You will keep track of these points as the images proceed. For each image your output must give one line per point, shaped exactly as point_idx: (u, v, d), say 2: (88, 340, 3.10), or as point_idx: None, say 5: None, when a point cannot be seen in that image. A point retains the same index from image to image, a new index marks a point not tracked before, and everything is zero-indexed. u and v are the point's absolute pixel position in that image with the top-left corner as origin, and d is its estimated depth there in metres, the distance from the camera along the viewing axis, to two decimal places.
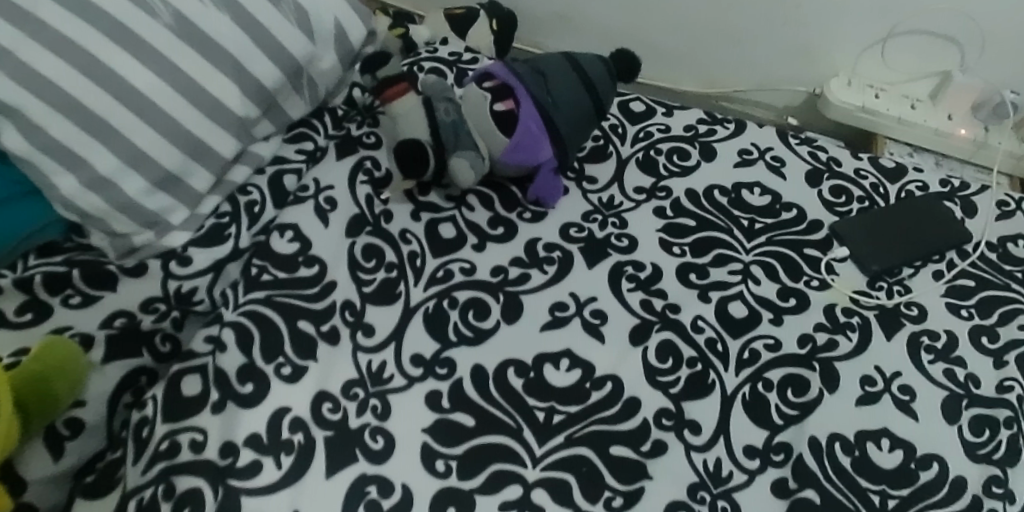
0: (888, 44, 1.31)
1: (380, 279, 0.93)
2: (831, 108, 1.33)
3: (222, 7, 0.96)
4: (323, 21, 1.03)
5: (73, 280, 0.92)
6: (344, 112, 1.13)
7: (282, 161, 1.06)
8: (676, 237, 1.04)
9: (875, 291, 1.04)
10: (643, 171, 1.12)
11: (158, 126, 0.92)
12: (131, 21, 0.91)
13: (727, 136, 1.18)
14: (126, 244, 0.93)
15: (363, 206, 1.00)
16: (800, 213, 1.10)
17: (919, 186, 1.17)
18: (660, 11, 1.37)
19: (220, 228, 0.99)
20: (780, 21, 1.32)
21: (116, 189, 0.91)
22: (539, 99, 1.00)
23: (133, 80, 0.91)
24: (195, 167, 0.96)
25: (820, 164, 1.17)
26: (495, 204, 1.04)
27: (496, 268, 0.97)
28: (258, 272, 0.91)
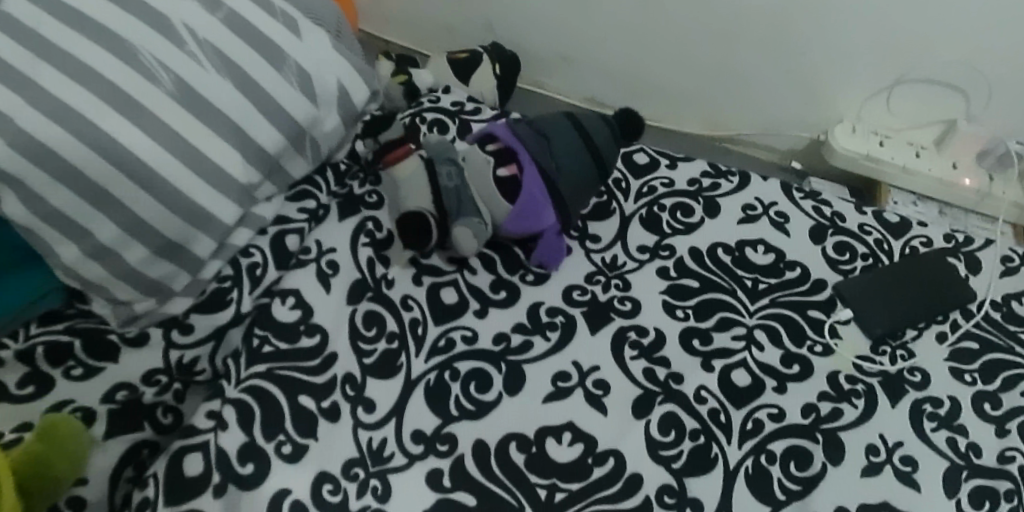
0: (894, 92, 1.30)
1: (381, 349, 0.94)
2: (836, 155, 1.33)
3: (225, 73, 0.95)
4: (325, 84, 1.02)
5: (74, 350, 0.93)
6: (346, 167, 1.14)
7: (284, 221, 1.05)
8: (679, 299, 1.04)
9: (878, 356, 1.03)
10: (647, 229, 1.11)
11: (161, 196, 0.91)
12: (133, 89, 0.90)
13: (731, 190, 1.18)
14: (127, 312, 0.94)
15: (364, 270, 0.99)
16: (803, 272, 1.10)
17: (924, 241, 1.17)
18: (664, 55, 1.36)
19: (221, 292, 0.99)
20: (786, 67, 1.32)
21: (118, 259, 0.92)
22: (543, 163, 1.00)
23: (133, 149, 0.89)
24: (196, 234, 0.94)
25: (824, 219, 1.16)
26: (497, 266, 1.04)
27: (499, 336, 0.97)
28: (259, 344, 0.89)
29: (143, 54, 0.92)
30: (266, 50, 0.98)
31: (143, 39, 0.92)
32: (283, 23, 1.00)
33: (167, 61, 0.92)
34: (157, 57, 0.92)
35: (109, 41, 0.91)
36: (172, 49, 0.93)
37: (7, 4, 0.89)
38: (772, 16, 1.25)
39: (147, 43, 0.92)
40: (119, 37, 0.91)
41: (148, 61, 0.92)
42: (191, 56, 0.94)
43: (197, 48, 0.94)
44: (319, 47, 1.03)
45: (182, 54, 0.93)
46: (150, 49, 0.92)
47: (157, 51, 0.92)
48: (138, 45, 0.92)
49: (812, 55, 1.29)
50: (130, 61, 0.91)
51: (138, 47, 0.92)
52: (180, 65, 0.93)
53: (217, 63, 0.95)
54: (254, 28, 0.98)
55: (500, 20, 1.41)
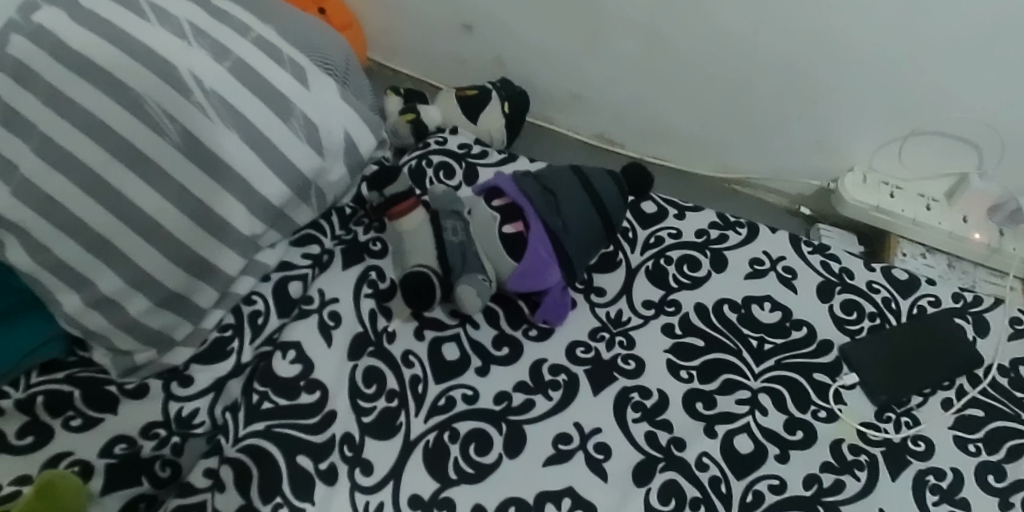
0: (906, 143, 1.29)
1: (380, 407, 0.94)
2: (845, 206, 1.32)
3: (231, 125, 0.94)
4: (332, 134, 1.01)
5: (74, 401, 0.92)
6: (352, 211, 1.12)
7: (288, 267, 1.04)
8: (684, 360, 1.03)
9: (882, 423, 1.03)
10: (653, 283, 1.09)
11: (163, 248, 0.92)
12: (140, 142, 0.91)
13: (739, 243, 1.16)
14: (128, 363, 0.94)
15: (367, 323, 1.00)
16: (810, 332, 1.09)
17: (932, 301, 1.16)
18: (674, 97, 1.35)
19: (222, 342, 0.98)
20: (795, 114, 1.31)
21: (119, 310, 0.92)
22: (548, 222, 1.00)
23: (142, 203, 0.91)
24: (198, 284, 0.94)
25: (832, 275, 1.15)
26: (500, 320, 1.03)
27: (500, 395, 0.97)
28: (259, 400, 0.90)
29: (151, 105, 0.91)
30: (273, 101, 0.97)
31: (150, 87, 0.91)
32: (292, 72, 1.00)
33: (173, 111, 0.92)
34: (164, 108, 0.91)
35: (115, 91, 0.91)
36: (180, 100, 0.92)
37: (11, 47, 0.90)
38: (784, 66, 1.24)
39: (155, 92, 0.91)
40: (126, 86, 0.91)
41: (155, 112, 0.91)
42: (198, 107, 0.92)
43: (203, 98, 0.93)
44: (326, 98, 1.02)
45: (189, 105, 0.92)
46: (158, 98, 0.91)
47: (165, 102, 0.91)
48: (145, 94, 0.91)
49: (824, 106, 1.28)
50: (136, 111, 0.91)
51: (145, 97, 0.91)
52: (187, 116, 0.92)
53: (223, 115, 0.94)
54: (261, 78, 0.97)
55: (510, 57, 1.40)
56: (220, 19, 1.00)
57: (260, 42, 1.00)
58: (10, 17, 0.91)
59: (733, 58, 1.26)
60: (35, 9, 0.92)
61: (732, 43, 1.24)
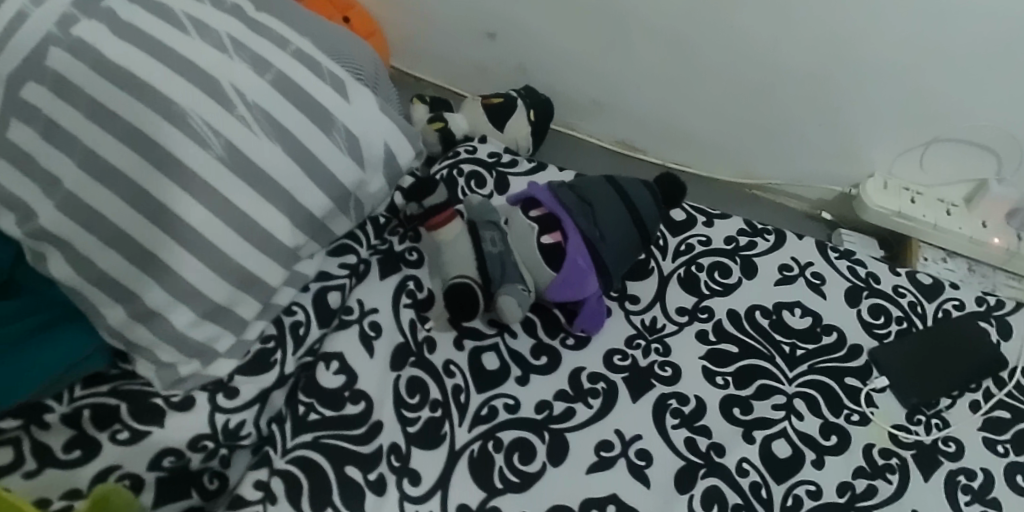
0: (929, 149, 1.30)
1: (424, 417, 0.95)
2: (869, 213, 1.34)
3: (275, 137, 0.96)
4: (373, 147, 1.03)
5: (121, 414, 0.93)
6: (386, 221, 1.14)
7: (326, 277, 1.05)
8: (719, 366, 1.05)
9: (913, 425, 1.05)
10: (685, 290, 1.11)
11: (208, 260, 0.92)
12: (184, 155, 0.91)
13: (767, 249, 1.18)
14: (173, 375, 0.93)
15: (407, 333, 1.01)
16: (840, 337, 1.11)
17: (956, 305, 1.18)
18: (697, 105, 1.37)
19: (266, 353, 1.00)
20: (818, 122, 1.32)
21: (163, 323, 0.92)
22: (586, 232, 1.02)
23: (185, 215, 0.91)
24: (244, 296, 0.96)
25: (858, 281, 1.17)
26: (538, 329, 1.05)
27: (541, 404, 0.98)
28: (305, 412, 0.91)
29: (194, 118, 0.92)
30: (314, 114, 0.99)
31: (193, 101, 0.92)
32: (331, 84, 1.01)
33: (217, 124, 0.93)
34: (207, 120, 0.93)
35: (158, 103, 0.91)
36: (224, 114, 0.93)
37: (51, 59, 0.91)
38: (808, 75, 1.26)
39: (199, 105, 0.93)
40: (169, 100, 0.92)
41: (199, 126, 0.92)
42: (241, 120, 0.94)
43: (247, 112, 0.95)
44: (367, 110, 1.03)
45: (232, 118, 0.94)
46: (202, 112, 0.92)
47: (207, 114, 0.93)
48: (187, 107, 0.92)
49: (846, 115, 1.30)
50: (180, 124, 0.91)
51: (188, 110, 0.92)
52: (230, 128, 0.94)
53: (266, 128, 0.96)
54: (302, 91, 0.99)
55: (534, 65, 1.41)
56: (258, 31, 1.01)
57: (300, 54, 1.01)
58: (46, 31, 0.92)
59: (757, 70, 1.28)
60: (73, 22, 0.93)
61: (756, 55, 1.26)
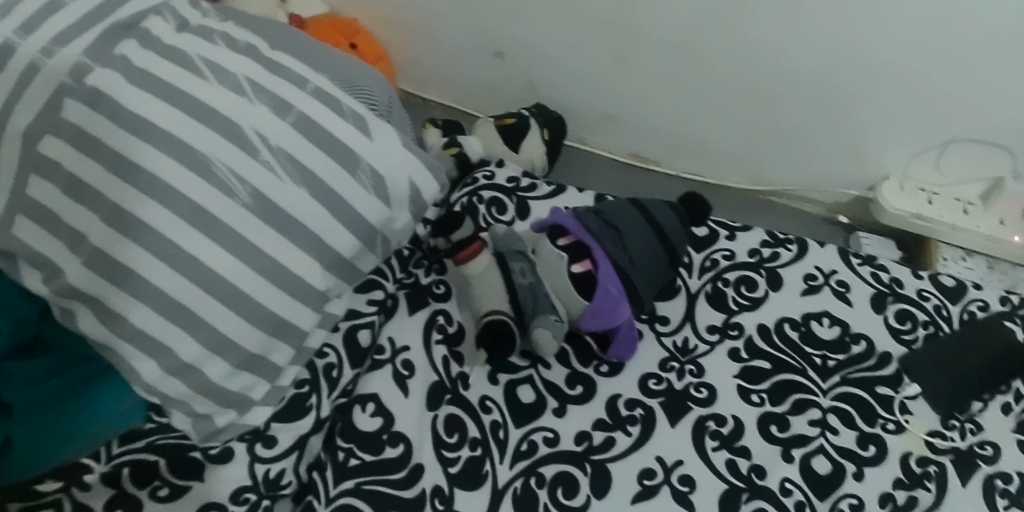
0: (944, 151, 1.28)
1: (464, 456, 0.96)
2: (885, 215, 1.34)
3: (301, 182, 0.95)
4: (398, 184, 1.02)
5: (160, 470, 0.93)
6: (409, 253, 1.14)
7: (356, 315, 1.05)
8: (753, 383, 1.05)
9: (949, 431, 1.05)
10: (713, 307, 1.11)
11: (243, 310, 0.92)
12: (211, 205, 0.90)
13: (791, 260, 1.17)
14: (210, 427, 0.93)
15: (440, 371, 1.02)
16: (869, 346, 1.11)
17: (980, 306, 1.17)
18: (707, 114, 1.36)
19: (301, 399, 0.99)
20: (828, 127, 1.31)
21: (199, 376, 0.91)
22: (616, 259, 1.04)
23: (215, 265, 0.90)
24: (276, 344, 0.96)
25: (883, 286, 1.17)
26: (571, 359, 1.05)
27: (580, 435, 0.99)
28: (345, 457, 0.92)
29: (217, 166, 0.92)
30: (337, 153, 0.97)
31: (218, 150, 0.92)
32: (353, 123, 0.99)
33: (241, 171, 0.92)
34: (230, 167, 0.92)
35: (180, 152, 0.90)
36: (246, 158, 0.93)
37: (66, 111, 0.90)
38: (818, 81, 1.24)
39: (224, 153, 0.92)
40: (192, 148, 0.91)
41: (224, 174, 0.92)
42: (266, 165, 0.94)
43: (270, 155, 0.94)
44: (390, 147, 1.01)
45: (257, 163, 0.93)
46: (224, 158, 0.92)
47: (230, 160, 0.92)
48: (211, 155, 0.91)
49: (857, 120, 1.28)
50: (204, 173, 0.91)
51: (212, 158, 0.91)
52: (255, 175, 0.93)
53: (291, 172, 0.95)
54: (325, 131, 0.97)
55: (543, 80, 1.40)
56: (274, 70, 1.00)
57: (319, 93, 1.00)
58: (61, 82, 0.90)
59: (773, 81, 1.27)
60: (87, 71, 0.91)
61: (771, 67, 1.24)
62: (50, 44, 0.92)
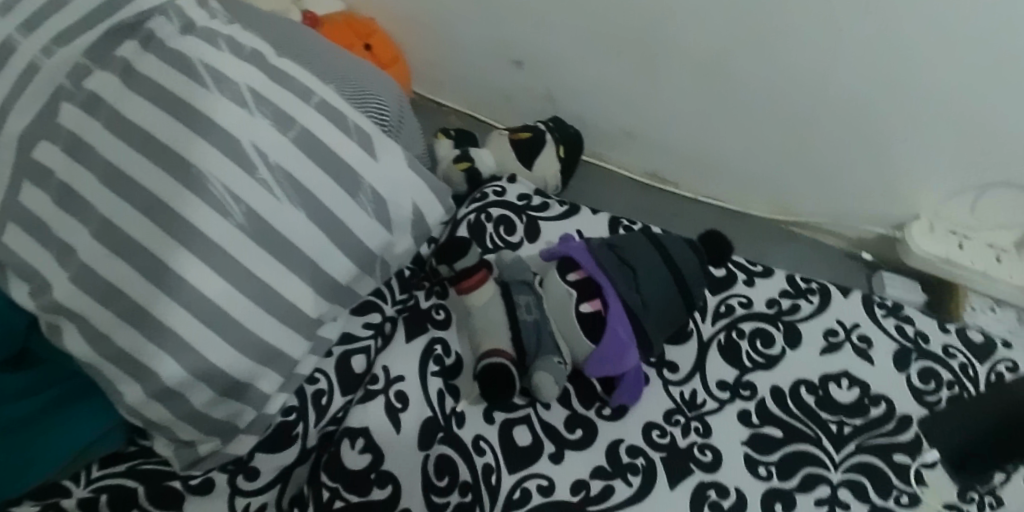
0: (982, 195, 1.21)
1: (453, 502, 0.93)
2: (913, 257, 1.27)
3: (297, 201, 0.89)
4: (400, 209, 0.95)
5: (139, 498, 0.88)
6: (411, 273, 1.09)
7: (350, 339, 1.00)
8: (762, 454, 1.01)
9: (965, 503, 1.00)
10: (725, 359, 1.08)
11: (230, 336, 0.86)
12: (204, 224, 0.85)
13: (812, 313, 1.13)
14: (192, 455, 0.89)
15: (435, 405, 0.99)
16: (888, 408, 1.06)
17: (1009, 366, 1.12)
18: (733, 138, 1.29)
19: (287, 427, 0.94)
20: (861, 159, 1.24)
21: (183, 401, 0.86)
22: (628, 301, 0.99)
23: (203, 288, 0.85)
24: (265, 371, 0.90)
25: (907, 341, 1.13)
26: (572, 399, 1.02)
27: (577, 485, 0.96)
28: (330, 498, 0.91)
29: (212, 182, 0.86)
30: (340, 175, 0.91)
31: (213, 163, 0.86)
32: (359, 141, 0.93)
33: (238, 189, 0.86)
34: (228, 186, 0.86)
35: (175, 166, 0.86)
36: (244, 177, 0.87)
37: (62, 115, 0.89)
38: (856, 108, 1.17)
39: (219, 169, 0.86)
40: (186, 161, 0.86)
41: (217, 190, 0.86)
42: (263, 184, 0.87)
43: (268, 173, 0.88)
44: (395, 168, 0.94)
45: (254, 182, 0.87)
46: (220, 175, 0.86)
47: (228, 179, 0.86)
48: (206, 169, 0.86)
49: (893, 154, 1.21)
50: (198, 190, 0.85)
51: (206, 173, 0.86)
52: (252, 194, 0.87)
53: (289, 191, 0.89)
54: (328, 150, 0.91)
55: (564, 94, 1.34)
56: (283, 82, 0.92)
57: (325, 107, 0.93)
58: (59, 84, 0.91)
59: (806, 107, 1.20)
60: (87, 73, 0.91)
61: (803, 91, 1.18)
62: (51, 43, 0.93)
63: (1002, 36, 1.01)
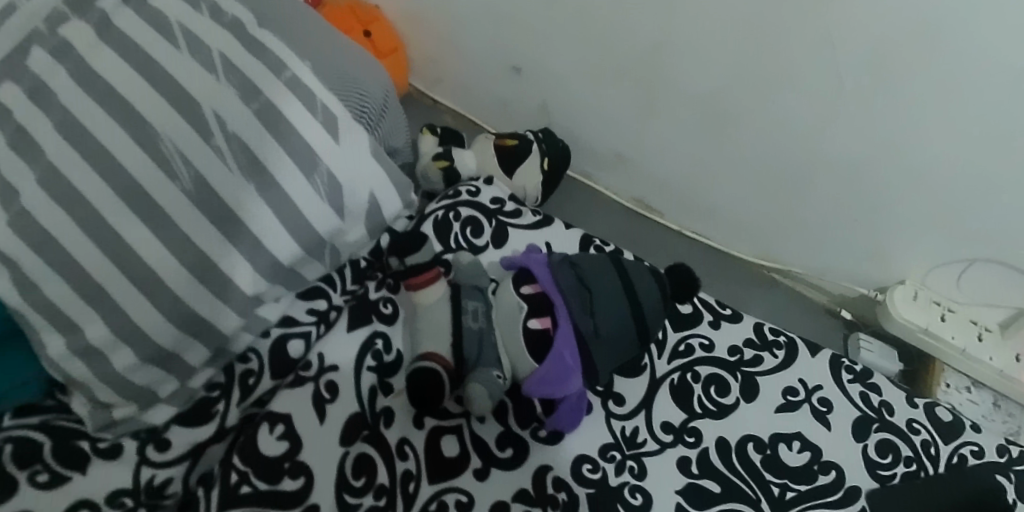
0: (970, 269, 1.16)
1: (366, 504, 0.91)
2: (893, 323, 1.22)
3: (248, 173, 0.86)
4: (356, 198, 0.93)
5: (43, 454, 0.84)
6: (366, 265, 1.07)
7: (290, 324, 0.98)
8: (696, 507, 0.98)
9: None
10: (675, 402, 1.06)
11: (159, 302, 0.84)
12: (150, 186, 0.83)
13: (774, 368, 1.11)
14: (106, 418, 0.86)
15: (364, 402, 0.96)
16: (837, 477, 1.03)
17: (974, 450, 1.08)
18: (725, 175, 1.25)
19: (208, 403, 0.92)
20: (850, 216, 1.20)
21: (104, 362, 0.84)
22: (579, 323, 0.95)
23: (141, 251, 0.83)
24: (191, 343, 0.87)
25: (871, 410, 1.09)
26: (508, 416, 1.01)
27: (496, 506, 0.94)
28: (237, 483, 0.87)
29: (167, 146, 0.84)
30: (298, 153, 0.88)
31: (172, 126, 0.85)
32: (323, 123, 0.90)
33: (190, 154, 0.85)
34: (182, 151, 0.84)
35: (133, 124, 0.84)
36: (198, 142, 0.85)
37: (32, 59, 0.86)
38: (854, 162, 1.12)
39: (177, 133, 0.85)
40: (144, 120, 0.84)
41: (169, 153, 0.84)
42: (216, 151, 0.85)
43: (224, 142, 0.86)
44: (357, 154, 0.92)
45: (207, 148, 0.85)
46: (175, 138, 0.84)
47: (183, 144, 0.85)
48: (161, 131, 0.84)
49: (883, 215, 1.17)
50: (151, 150, 0.84)
51: (162, 135, 0.84)
52: (203, 160, 0.85)
53: (242, 162, 0.86)
54: (289, 126, 0.88)
55: (559, 108, 1.31)
56: (256, 52, 0.90)
57: (294, 84, 0.90)
58: (35, 28, 0.88)
59: (800, 156, 1.15)
60: (64, 21, 0.88)
61: (799, 140, 1.13)
62: None
63: (989, 124, 0.99)
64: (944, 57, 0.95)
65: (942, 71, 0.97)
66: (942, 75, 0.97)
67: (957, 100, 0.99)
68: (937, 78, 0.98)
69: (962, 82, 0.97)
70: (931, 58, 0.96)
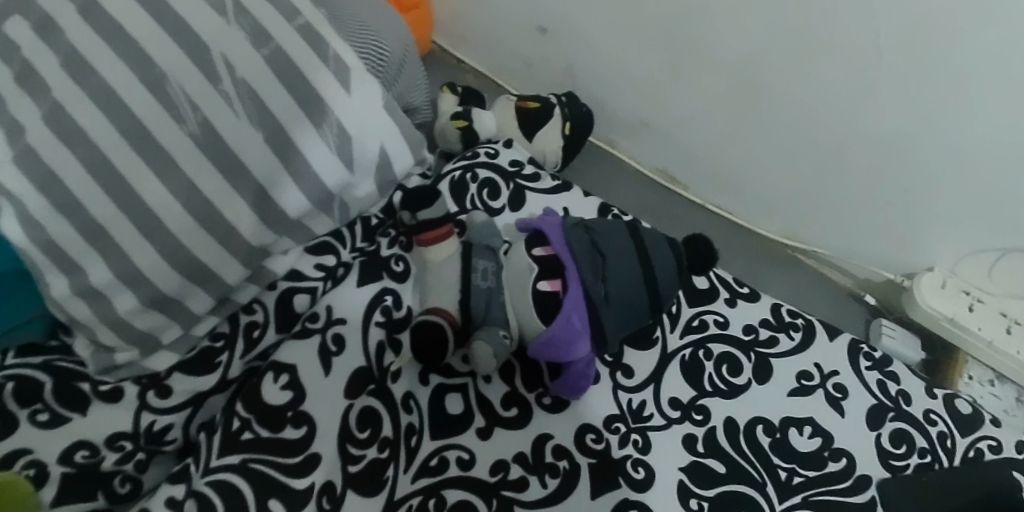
0: (1005, 259, 1.11)
1: (369, 457, 0.90)
2: (917, 311, 1.18)
3: (256, 121, 0.85)
4: (366, 150, 0.91)
5: (44, 393, 0.85)
6: (377, 222, 1.05)
7: (297, 278, 0.95)
8: (699, 486, 0.96)
9: None
10: (685, 379, 1.04)
11: (163, 248, 0.83)
12: (156, 129, 0.82)
13: (790, 350, 1.08)
14: (107, 361, 0.86)
15: (371, 357, 0.95)
16: (848, 465, 1.01)
17: (992, 445, 1.04)
18: (752, 148, 1.20)
19: (210, 353, 0.90)
20: (881, 198, 1.15)
21: (107, 305, 0.83)
22: (589, 288, 0.92)
23: (144, 194, 0.82)
24: (194, 290, 0.86)
25: (887, 399, 1.06)
26: (515, 377, 1.00)
27: (496, 466, 0.94)
28: (239, 428, 0.85)
29: (173, 88, 0.83)
30: (308, 102, 0.86)
31: (178, 68, 0.83)
32: (335, 73, 0.88)
33: (197, 98, 0.83)
34: (190, 95, 0.83)
35: (139, 65, 0.82)
36: (206, 87, 0.83)
37: None
38: (886, 143, 1.08)
39: (183, 75, 0.83)
40: (151, 60, 0.82)
41: (176, 96, 0.83)
42: (224, 96, 0.84)
43: (232, 87, 0.84)
44: (369, 105, 0.90)
45: (215, 92, 0.83)
46: (182, 80, 0.83)
47: (191, 87, 0.83)
48: (169, 72, 0.83)
49: (914, 199, 1.12)
50: (157, 92, 0.82)
51: (168, 76, 0.83)
52: (210, 105, 0.83)
53: (250, 110, 0.85)
54: (300, 75, 0.86)
55: (584, 72, 1.27)
56: None
57: (307, 31, 0.88)
58: None
59: (831, 131, 1.11)
60: None
61: (831, 115, 1.09)
62: None
63: None
64: (952, 55, 0.94)
65: (952, 67, 0.95)
66: (986, 55, 0.92)
67: (996, 86, 0.94)
68: (949, 75, 0.96)
69: (986, 78, 0.94)
70: (953, 54, 0.94)
